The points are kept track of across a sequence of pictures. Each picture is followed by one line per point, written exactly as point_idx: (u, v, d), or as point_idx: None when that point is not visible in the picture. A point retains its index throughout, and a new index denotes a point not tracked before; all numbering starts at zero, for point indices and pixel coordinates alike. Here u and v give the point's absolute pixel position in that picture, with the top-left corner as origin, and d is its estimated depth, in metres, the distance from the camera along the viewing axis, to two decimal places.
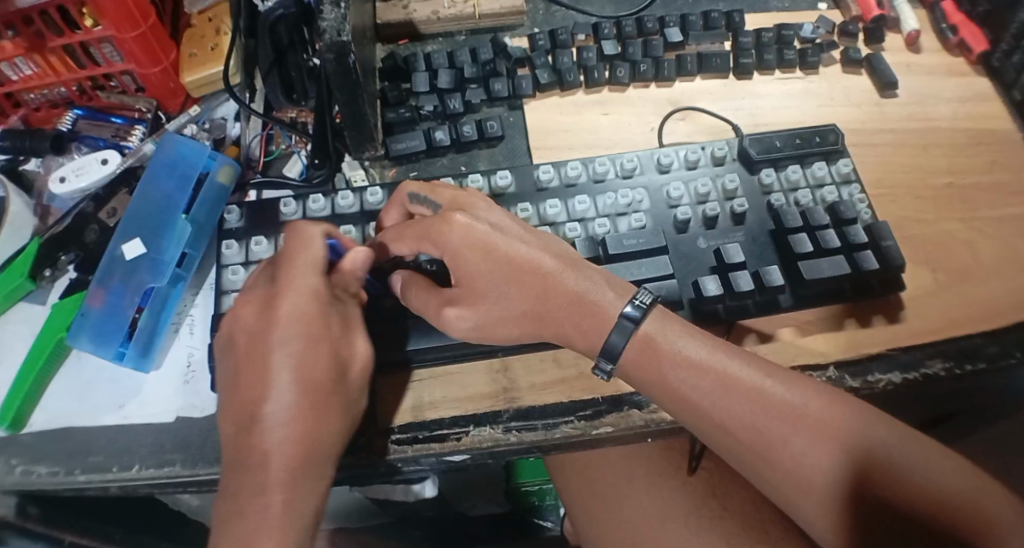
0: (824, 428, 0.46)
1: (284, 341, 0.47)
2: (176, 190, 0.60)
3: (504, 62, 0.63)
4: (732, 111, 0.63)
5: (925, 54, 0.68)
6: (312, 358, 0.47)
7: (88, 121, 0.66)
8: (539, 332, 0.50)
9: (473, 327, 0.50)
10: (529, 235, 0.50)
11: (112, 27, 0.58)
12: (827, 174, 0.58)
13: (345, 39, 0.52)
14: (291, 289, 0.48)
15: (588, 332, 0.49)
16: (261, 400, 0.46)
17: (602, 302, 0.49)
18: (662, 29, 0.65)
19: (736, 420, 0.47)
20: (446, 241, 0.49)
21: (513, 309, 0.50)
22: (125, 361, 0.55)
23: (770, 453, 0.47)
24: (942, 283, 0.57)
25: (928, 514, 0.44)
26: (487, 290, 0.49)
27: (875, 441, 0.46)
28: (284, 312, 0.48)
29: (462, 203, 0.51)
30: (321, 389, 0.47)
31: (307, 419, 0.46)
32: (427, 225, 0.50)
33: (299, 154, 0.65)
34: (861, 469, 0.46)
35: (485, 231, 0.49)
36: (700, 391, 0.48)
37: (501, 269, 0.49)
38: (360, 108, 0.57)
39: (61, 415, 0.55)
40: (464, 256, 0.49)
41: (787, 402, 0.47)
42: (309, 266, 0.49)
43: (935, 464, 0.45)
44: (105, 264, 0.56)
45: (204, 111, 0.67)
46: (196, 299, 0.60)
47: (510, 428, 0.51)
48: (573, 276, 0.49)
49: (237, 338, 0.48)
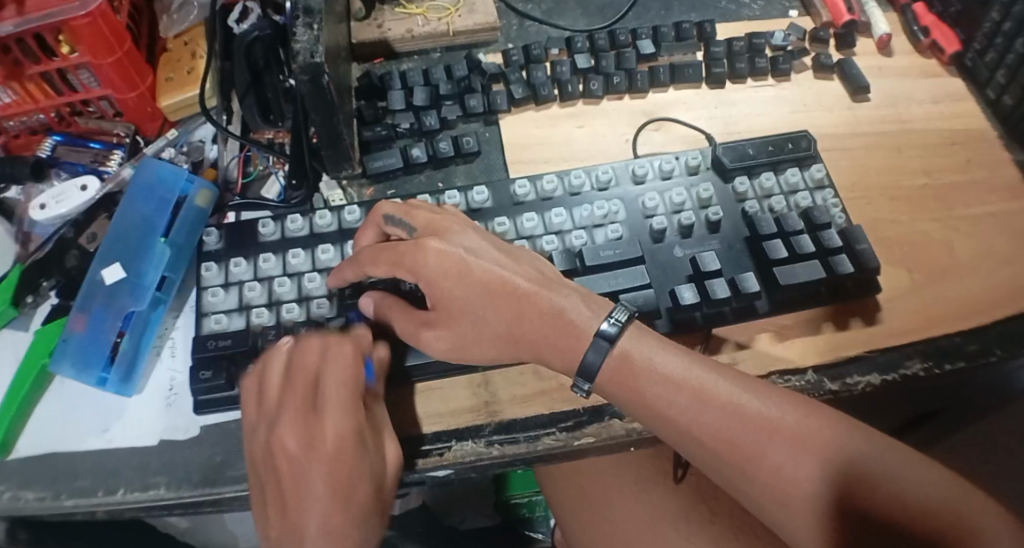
0: (803, 439, 0.47)
1: (329, 476, 0.46)
2: (155, 214, 0.60)
3: (478, 78, 0.64)
4: (705, 120, 0.64)
5: (897, 57, 0.69)
6: (354, 488, 0.46)
7: (67, 147, 0.66)
8: (516, 352, 0.50)
9: (451, 348, 0.50)
10: (507, 258, 0.51)
11: (88, 53, 0.59)
12: (800, 180, 0.58)
13: (319, 60, 0.52)
14: (335, 423, 0.47)
15: (567, 350, 0.49)
16: (306, 528, 0.45)
17: (571, 314, 0.49)
18: (635, 41, 0.66)
19: (715, 434, 0.47)
20: (423, 267, 0.50)
21: (490, 329, 0.50)
22: (107, 386, 0.55)
23: (751, 467, 0.47)
24: (918, 284, 0.57)
25: (911, 521, 0.44)
26: (464, 312, 0.50)
27: (855, 451, 0.46)
28: (328, 445, 0.46)
29: (437, 227, 0.52)
30: (363, 515, 0.47)
31: (350, 539, 0.46)
32: (401, 250, 0.50)
33: (277, 175, 0.65)
34: (840, 477, 0.46)
35: (460, 256, 0.50)
36: (694, 430, 0.48)
37: (477, 292, 0.49)
38: (335, 127, 0.57)
39: (45, 442, 0.55)
40: (442, 282, 0.50)
41: (767, 416, 0.47)
42: (351, 392, 0.48)
43: (914, 471, 0.46)
44: (86, 290, 0.57)
45: (182, 134, 0.67)
46: (177, 322, 0.60)
47: (492, 442, 0.51)
48: (549, 294, 0.49)
49: (279, 464, 0.47)
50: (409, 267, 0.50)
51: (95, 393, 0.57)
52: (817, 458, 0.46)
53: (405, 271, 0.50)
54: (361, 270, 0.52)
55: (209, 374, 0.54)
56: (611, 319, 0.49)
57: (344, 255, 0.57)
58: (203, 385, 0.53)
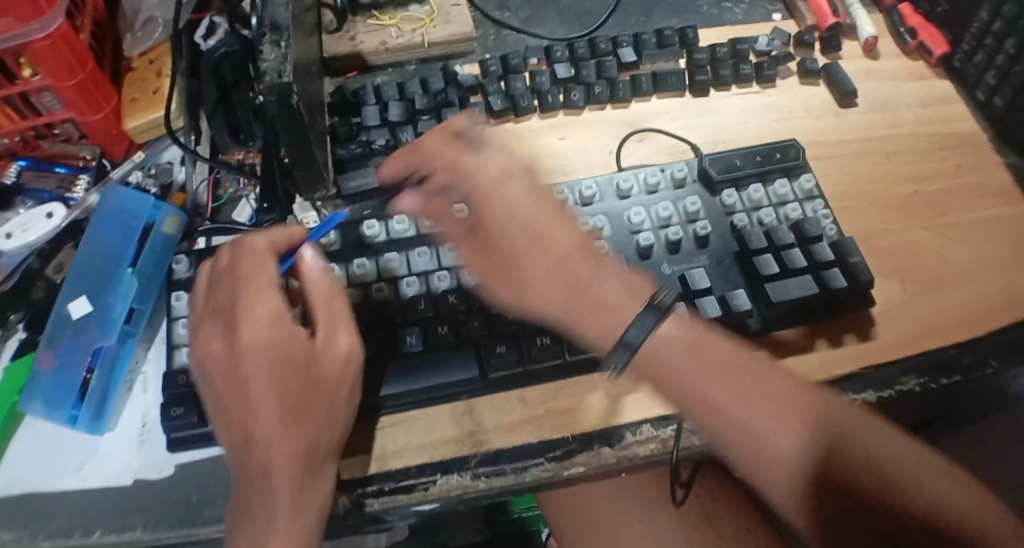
0: (811, 425, 0.44)
1: (257, 369, 0.45)
2: (121, 243, 0.58)
3: (455, 91, 0.62)
4: (690, 130, 0.62)
5: (883, 60, 0.67)
6: (289, 372, 0.46)
7: (33, 172, 0.63)
8: (547, 312, 0.48)
9: (481, 266, 0.50)
10: (560, 212, 0.50)
11: (50, 75, 0.57)
12: (789, 191, 0.56)
13: (287, 80, 0.50)
14: (254, 316, 0.46)
15: (604, 320, 0.46)
16: (250, 423, 0.45)
17: (597, 289, 0.47)
18: (616, 49, 0.63)
19: (744, 412, 0.44)
20: (478, 184, 0.50)
21: (531, 271, 0.48)
22: (77, 425, 0.53)
23: (769, 446, 0.44)
24: (911, 294, 0.55)
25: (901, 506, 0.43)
26: (505, 242, 0.49)
27: (865, 446, 0.44)
28: (248, 340, 0.46)
29: (509, 161, 0.51)
30: (305, 397, 0.46)
31: (301, 430, 0.45)
32: (467, 162, 0.51)
33: (248, 198, 0.63)
34: (860, 466, 0.43)
35: (520, 188, 0.50)
36: (695, 385, 0.45)
37: (523, 226, 0.49)
38: (307, 147, 0.55)
39: (12, 483, 0.53)
40: (494, 204, 0.50)
41: (788, 392, 0.45)
42: (265, 287, 0.47)
43: (922, 475, 0.44)
44: (53, 325, 0.55)
45: (150, 156, 0.65)
46: (149, 355, 0.58)
47: (478, 474, 0.49)
48: (592, 265, 0.48)
49: (211, 370, 0.47)
50: (473, 183, 0.50)
51: (63, 433, 0.55)
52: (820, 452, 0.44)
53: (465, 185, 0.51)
54: (417, 160, 0.53)
55: (181, 410, 0.51)
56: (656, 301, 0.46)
57: (375, 273, 0.53)
58: (175, 423, 0.51)
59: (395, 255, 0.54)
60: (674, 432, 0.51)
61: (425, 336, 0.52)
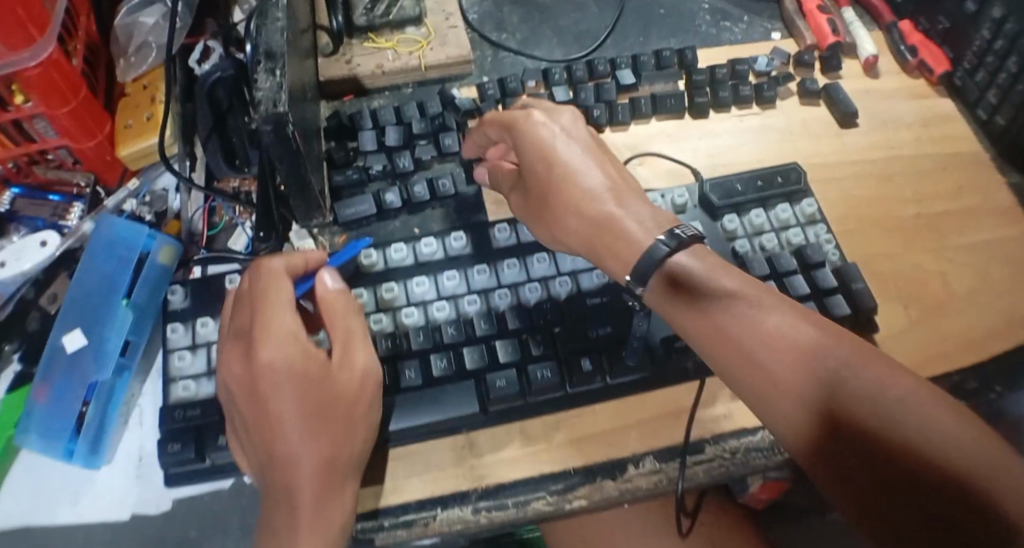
0: (823, 372, 0.41)
1: (277, 389, 0.46)
2: (116, 273, 0.57)
3: (452, 115, 0.61)
4: (690, 153, 0.61)
5: (884, 78, 0.66)
6: (308, 388, 0.46)
7: (27, 200, 0.63)
8: (580, 243, 0.51)
9: (528, 211, 0.54)
10: (595, 156, 0.53)
11: (42, 102, 0.56)
12: (791, 216, 0.56)
13: (282, 110, 0.49)
14: (271, 336, 0.46)
15: (624, 249, 0.48)
16: (273, 442, 0.45)
17: (622, 223, 0.49)
18: (614, 71, 0.63)
19: (757, 342, 0.43)
20: (521, 132, 0.53)
21: (564, 204, 0.51)
22: (73, 458, 0.53)
23: (771, 383, 0.42)
24: (915, 319, 0.55)
25: (909, 455, 0.38)
26: (542, 180, 0.52)
27: (877, 384, 0.40)
28: (265, 360, 0.46)
29: (555, 114, 0.54)
30: (324, 414, 0.46)
31: (322, 449, 0.45)
32: (515, 114, 0.54)
33: (243, 227, 0.62)
34: (864, 407, 0.40)
35: (554, 136, 0.53)
36: (707, 312, 0.45)
37: (555, 165, 0.52)
38: (303, 176, 0.54)
39: (9, 519, 0.53)
40: (529, 149, 0.53)
41: (807, 339, 0.42)
42: (283, 307, 0.48)
43: (939, 423, 0.39)
44: (48, 358, 0.55)
45: (144, 184, 0.64)
46: (144, 387, 0.57)
47: (479, 509, 0.49)
48: (616, 201, 0.50)
49: (232, 390, 0.47)
50: (518, 133, 0.53)
51: (59, 467, 0.54)
52: (828, 395, 0.41)
53: (511, 137, 0.54)
54: (481, 130, 0.56)
55: (178, 446, 0.51)
56: (677, 232, 0.47)
57: (377, 302, 0.53)
58: (173, 459, 0.51)
59: (393, 284, 0.53)
60: (678, 465, 0.50)
61: (425, 369, 0.51)
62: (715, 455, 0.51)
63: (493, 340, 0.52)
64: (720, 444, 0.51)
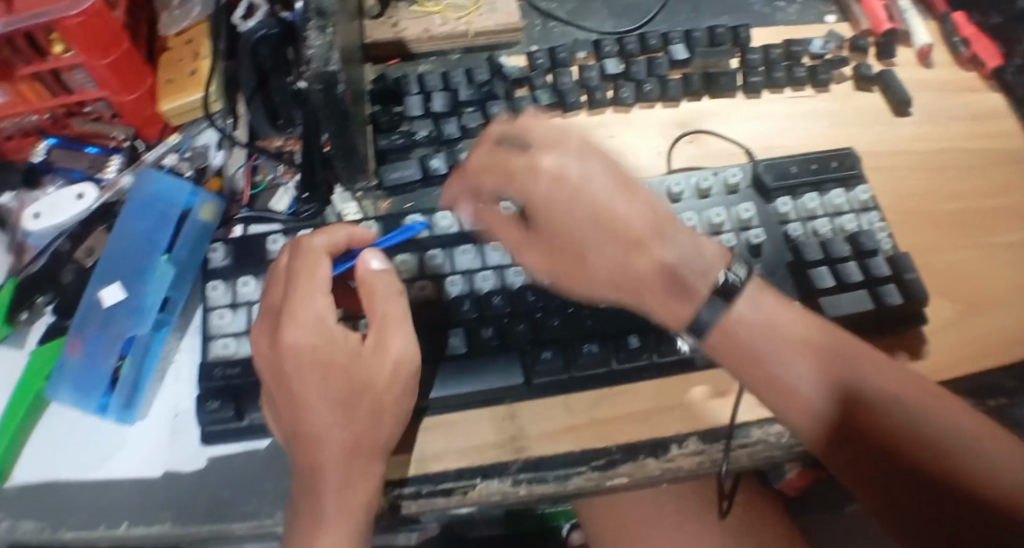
0: (863, 401, 0.45)
1: (306, 373, 0.45)
2: (155, 229, 0.57)
3: (501, 83, 0.60)
4: (742, 133, 0.60)
5: (936, 69, 0.65)
6: (337, 375, 0.46)
7: (63, 151, 0.62)
8: (618, 294, 0.48)
9: (551, 271, 0.49)
10: (623, 190, 0.46)
11: (82, 52, 0.55)
12: (845, 202, 0.55)
13: (333, 68, 0.47)
14: (302, 321, 0.45)
15: (671, 302, 0.46)
16: (301, 423, 0.45)
17: (660, 263, 0.46)
18: (666, 46, 0.62)
19: (802, 377, 0.45)
20: (535, 186, 0.46)
21: (602, 263, 0.47)
22: (107, 413, 0.53)
23: (807, 405, 0.45)
24: (961, 313, 0.54)
25: (943, 470, 0.42)
26: (570, 242, 0.47)
27: (908, 406, 0.44)
28: (295, 345, 0.45)
29: (558, 143, 0.47)
30: (353, 400, 0.46)
31: (349, 432, 0.46)
32: (514, 167, 0.46)
33: (286, 187, 0.61)
34: (900, 428, 0.44)
35: (576, 176, 0.46)
36: (756, 347, 0.46)
37: (584, 222, 0.46)
38: (349, 138, 0.52)
39: (40, 471, 0.52)
40: (550, 201, 0.46)
41: (848, 369, 0.45)
42: (314, 289, 0.46)
43: (966, 438, 0.43)
44: (83, 311, 0.54)
45: (184, 139, 0.63)
46: (182, 343, 0.57)
47: (519, 480, 0.49)
48: (660, 244, 0.46)
49: (264, 372, 0.46)
50: (522, 183, 0.46)
51: (93, 421, 0.54)
52: (865, 419, 0.44)
53: (513, 185, 0.47)
54: (470, 182, 0.49)
55: (217, 404, 0.51)
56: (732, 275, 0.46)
57: (423, 268, 0.53)
58: (211, 417, 0.51)
59: (438, 251, 0.53)
60: (722, 447, 0.50)
61: (470, 337, 0.51)
62: (759, 438, 0.50)
63: (540, 312, 0.51)
64: (766, 428, 0.50)
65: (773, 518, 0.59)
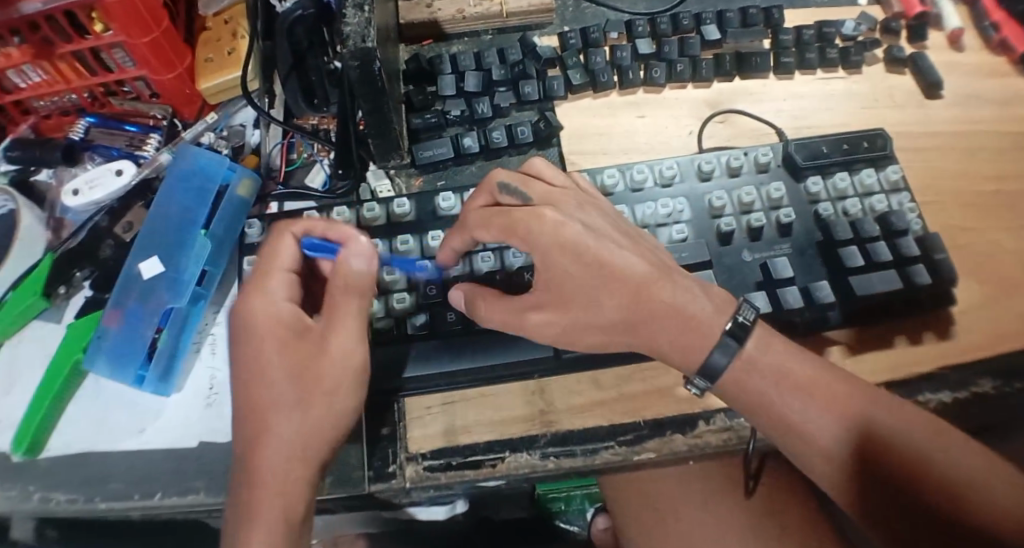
0: (873, 443, 0.46)
1: (258, 348, 0.46)
2: (192, 205, 0.58)
3: (533, 63, 0.61)
4: (773, 113, 0.61)
5: (968, 53, 0.65)
6: (290, 355, 0.46)
7: (101, 130, 0.63)
8: (629, 341, 0.48)
9: (559, 332, 0.47)
10: (627, 240, 0.47)
11: (122, 32, 0.55)
12: (875, 182, 0.55)
13: (370, 45, 0.48)
14: (260, 299, 0.47)
15: (688, 347, 0.47)
16: (247, 403, 0.45)
17: (671, 304, 0.46)
18: (699, 26, 0.62)
19: (812, 422, 0.46)
20: (537, 237, 0.45)
21: (606, 316, 0.46)
22: (145, 384, 0.54)
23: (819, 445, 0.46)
24: (990, 296, 0.54)
25: (955, 508, 0.44)
26: (575, 295, 0.46)
27: (919, 445, 0.45)
28: (252, 320, 0.46)
29: (555, 200, 0.47)
30: (300, 385, 0.45)
31: (292, 418, 0.44)
32: (516, 217, 0.45)
33: (322, 164, 0.63)
34: (910, 467, 0.45)
35: (578, 231, 0.45)
36: (766, 391, 0.47)
37: (586, 275, 0.45)
38: (385, 116, 0.53)
39: (77, 441, 0.54)
40: (555, 257, 0.45)
41: (859, 412, 0.46)
42: (275, 270, 0.48)
43: (976, 475, 0.44)
44: (122, 283, 0.55)
45: (222, 118, 0.65)
46: (218, 317, 0.58)
47: (547, 454, 0.49)
48: (668, 286, 0.46)
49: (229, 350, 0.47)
50: (529, 236, 0.45)
51: (131, 392, 0.55)
52: (877, 460, 0.46)
53: (519, 240, 0.46)
54: (471, 235, 0.48)
55: None
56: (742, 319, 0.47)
57: None
58: None
59: None
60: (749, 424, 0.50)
61: None
62: None
63: None
64: None
65: (799, 499, 0.59)
